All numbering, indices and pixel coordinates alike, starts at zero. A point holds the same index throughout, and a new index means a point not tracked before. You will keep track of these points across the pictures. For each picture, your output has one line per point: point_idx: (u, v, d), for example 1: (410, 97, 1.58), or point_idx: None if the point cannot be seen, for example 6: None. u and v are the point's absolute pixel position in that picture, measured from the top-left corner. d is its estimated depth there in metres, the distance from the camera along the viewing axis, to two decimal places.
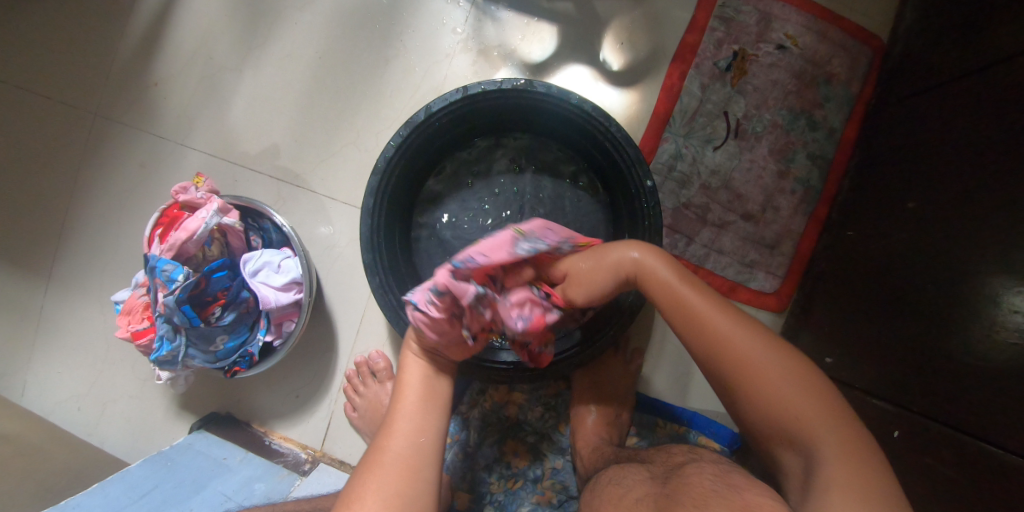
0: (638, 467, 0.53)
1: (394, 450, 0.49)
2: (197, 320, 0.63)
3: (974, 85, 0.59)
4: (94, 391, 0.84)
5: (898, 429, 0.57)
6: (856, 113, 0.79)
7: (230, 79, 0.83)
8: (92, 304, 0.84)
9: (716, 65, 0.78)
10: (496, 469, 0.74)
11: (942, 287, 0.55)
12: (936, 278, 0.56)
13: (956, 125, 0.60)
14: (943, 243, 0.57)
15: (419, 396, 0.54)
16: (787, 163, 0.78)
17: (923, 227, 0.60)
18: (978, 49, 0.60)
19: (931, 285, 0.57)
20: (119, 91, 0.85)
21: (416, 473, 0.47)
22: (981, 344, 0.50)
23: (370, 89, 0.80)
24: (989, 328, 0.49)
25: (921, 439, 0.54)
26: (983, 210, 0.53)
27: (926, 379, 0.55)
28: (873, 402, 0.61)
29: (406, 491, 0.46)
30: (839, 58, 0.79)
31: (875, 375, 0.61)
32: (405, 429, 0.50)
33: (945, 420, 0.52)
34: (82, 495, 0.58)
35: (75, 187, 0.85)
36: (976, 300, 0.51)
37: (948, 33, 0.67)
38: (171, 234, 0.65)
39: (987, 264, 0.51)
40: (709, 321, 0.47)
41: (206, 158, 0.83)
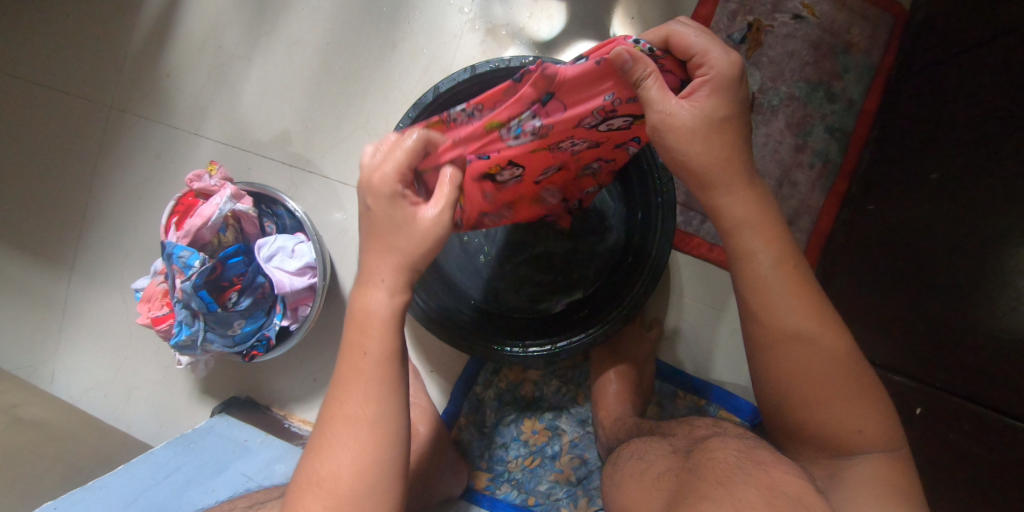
0: (660, 440, 0.52)
1: (354, 417, 0.41)
2: (214, 305, 0.64)
3: (1000, 49, 0.57)
4: (119, 377, 0.86)
5: (921, 406, 0.56)
6: (876, 84, 0.77)
7: (239, 67, 0.83)
8: (114, 293, 0.86)
9: (729, 37, 0.76)
10: (513, 448, 0.76)
11: (968, 260, 0.53)
12: (962, 249, 0.54)
13: (981, 91, 0.58)
14: (969, 214, 0.55)
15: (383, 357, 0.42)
16: (804, 137, 0.76)
17: (944, 198, 0.59)
18: (1002, 10, 0.58)
19: (956, 257, 0.55)
20: (131, 82, 0.86)
21: (387, 436, 0.41)
22: (1008, 317, 0.48)
23: (378, 72, 0.80)
24: (1016, 300, 0.47)
25: (944, 413, 0.53)
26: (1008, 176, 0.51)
27: (950, 355, 0.53)
28: (896, 379, 0.60)
29: (377, 457, 0.40)
30: (858, 26, 0.77)
31: (898, 351, 0.60)
32: (360, 396, 0.41)
33: (967, 395, 0.51)
34: (109, 475, 0.60)
35: (94, 179, 0.86)
36: (996, 271, 0.50)
37: None
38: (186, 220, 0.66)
39: (1014, 234, 0.49)
40: (761, 263, 0.44)
41: (220, 147, 0.83)
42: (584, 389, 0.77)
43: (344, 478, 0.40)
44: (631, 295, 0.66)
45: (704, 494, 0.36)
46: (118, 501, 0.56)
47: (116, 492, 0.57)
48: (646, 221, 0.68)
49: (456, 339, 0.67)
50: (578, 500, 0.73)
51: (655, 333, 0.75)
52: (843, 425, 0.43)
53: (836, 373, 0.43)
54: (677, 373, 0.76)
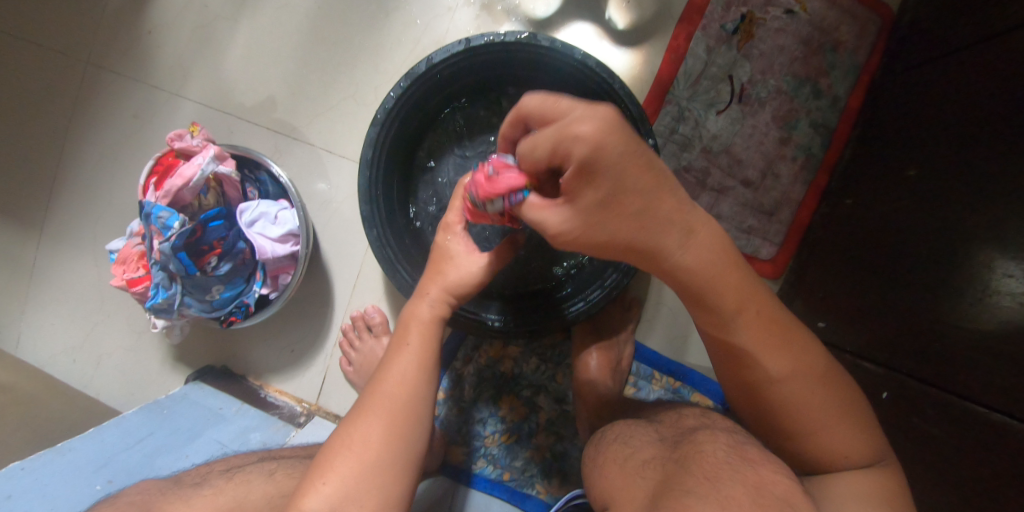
0: (647, 427, 0.53)
1: (394, 389, 0.47)
2: (193, 268, 0.63)
3: (981, 52, 0.58)
4: (89, 342, 0.84)
5: (887, 391, 0.59)
6: (861, 82, 0.79)
7: (225, 28, 0.81)
8: (85, 255, 0.84)
9: (722, 28, 0.77)
10: (490, 424, 0.76)
11: (941, 255, 0.56)
12: (937, 245, 0.56)
13: (963, 92, 0.59)
14: (941, 211, 0.57)
15: (406, 393, 0.47)
16: (789, 131, 0.78)
17: (921, 197, 0.61)
18: (988, 14, 0.59)
19: (931, 253, 0.57)
20: (110, 38, 0.82)
21: (414, 422, 0.47)
22: (974, 308, 0.50)
23: (370, 41, 0.78)
24: (984, 292, 0.49)
25: (911, 402, 0.55)
26: (984, 175, 0.53)
27: (917, 344, 0.56)
28: (863, 365, 0.63)
29: (402, 434, 0.46)
30: (847, 25, 0.78)
31: (870, 340, 0.62)
32: (407, 368, 0.49)
33: (936, 382, 0.53)
34: (78, 438, 0.59)
35: (68, 137, 0.83)
36: (966, 269, 0.52)
37: None
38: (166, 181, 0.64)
39: (984, 230, 0.51)
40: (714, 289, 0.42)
41: (202, 110, 0.81)
42: (562, 369, 0.78)
43: (373, 446, 0.44)
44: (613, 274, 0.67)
45: (689, 487, 0.37)
46: (87, 464, 0.55)
47: (85, 456, 0.56)
48: None
49: None
50: (553, 475, 0.75)
51: (636, 315, 0.76)
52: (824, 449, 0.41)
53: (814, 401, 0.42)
54: (655, 355, 0.78)
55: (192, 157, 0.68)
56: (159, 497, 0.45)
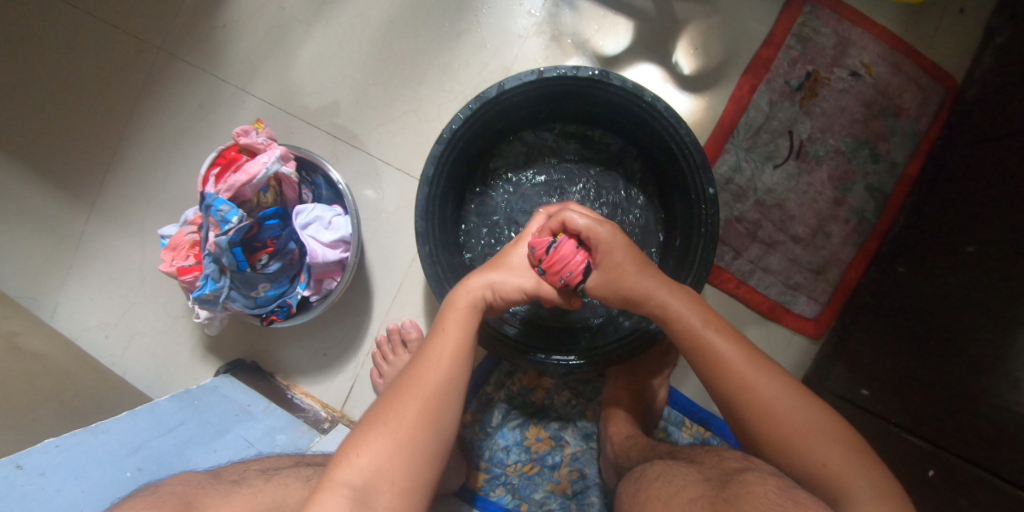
0: (686, 467, 0.51)
1: (428, 377, 0.49)
2: (244, 264, 0.64)
3: None
4: (124, 322, 0.84)
5: (934, 468, 0.57)
6: (920, 150, 0.78)
7: (298, 31, 0.83)
8: (132, 235, 0.85)
9: (787, 83, 0.77)
10: (514, 452, 0.75)
11: (997, 336, 0.55)
12: (993, 327, 0.56)
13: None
14: (997, 291, 0.57)
15: (441, 381, 0.49)
16: (844, 192, 0.78)
17: (978, 272, 0.60)
18: None
19: (985, 335, 0.56)
20: (186, 28, 0.85)
21: (446, 408, 0.48)
22: None
23: (438, 60, 0.80)
24: None
25: (956, 481, 0.54)
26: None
27: (968, 424, 0.55)
28: (907, 438, 0.61)
29: (435, 421, 0.47)
30: (911, 93, 0.78)
31: (913, 413, 0.61)
32: (443, 359, 0.50)
33: (989, 468, 0.51)
34: (112, 420, 0.59)
35: (132, 118, 0.85)
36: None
37: None
38: (229, 175, 0.65)
39: None
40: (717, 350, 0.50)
41: (266, 107, 0.82)
42: (593, 406, 0.77)
43: (408, 426, 0.45)
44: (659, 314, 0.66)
45: None
46: (121, 448, 0.55)
47: (119, 439, 0.56)
48: (684, 248, 0.68)
49: None
50: None
51: (673, 359, 0.75)
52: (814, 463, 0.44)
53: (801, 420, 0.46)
54: (687, 401, 0.77)
55: (256, 153, 0.69)
56: (198, 491, 0.44)
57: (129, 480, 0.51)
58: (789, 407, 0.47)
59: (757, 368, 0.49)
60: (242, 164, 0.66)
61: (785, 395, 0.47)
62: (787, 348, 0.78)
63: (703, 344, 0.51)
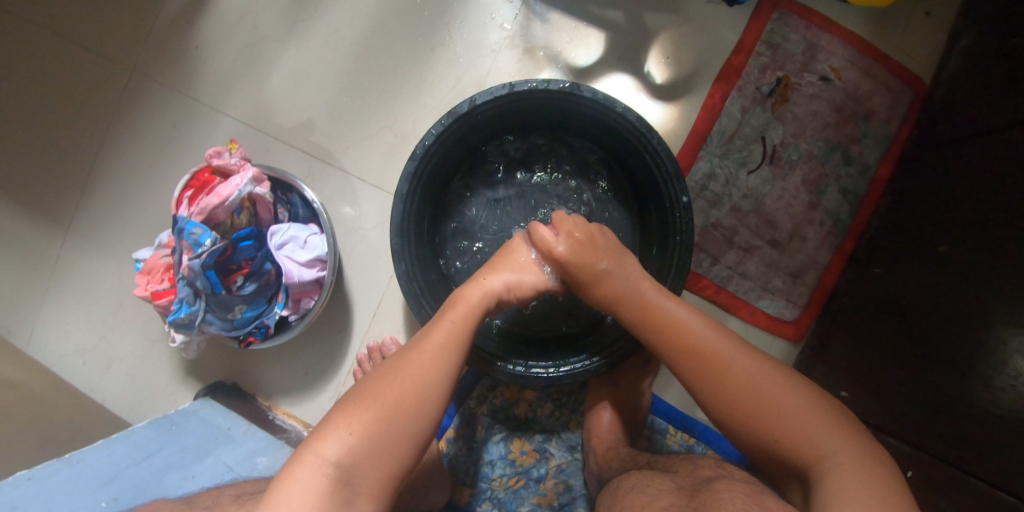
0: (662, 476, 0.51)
1: (427, 365, 0.48)
2: (219, 287, 0.64)
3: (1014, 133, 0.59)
4: (102, 346, 0.83)
5: (913, 469, 0.58)
6: (892, 152, 0.79)
7: (272, 49, 0.83)
8: (108, 258, 0.84)
9: (758, 89, 0.78)
10: (499, 466, 0.75)
11: (969, 336, 0.56)
12: (965, 328, 0.56)
13: (1008, 169, 0.58)
14: (966, 290, 0.58)
15: (438, 370, 0.48)
16: (818, 195, 0.79)
17: (950, 273, 0.61)
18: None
19: (957, 335, 0.57)
20: (159, 49, 0.84)
21: (438, 396, 0.47)
22: (1006, 394, 0.50)
23: (412, 75, 0.80)
24: (1016, 378, 0.50)
25: (939, 482, 0.55)
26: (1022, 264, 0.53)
27: (948, 426, 0.55)
28: (890, 441, 0.61)
29: (427, 407, 0.46)
30: (881, 96, 0.79)
31: (895, 416, 0.61)
32: (444, 348, 0.49)
33: (973, 470, 0.52)
34: (85, 451, 0.57)
35: (106, 140, 0.84)
36: (1001, 358, 0.51)
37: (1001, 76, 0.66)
38: (202, 198, 0.65)
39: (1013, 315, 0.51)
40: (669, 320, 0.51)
41: (241, 126, 0.82)
42: (576, 416, 0.77)
43: (400, 409, 0.44)
44: None
45: None
46: (95, 477, 0.53)
47: (94, 468, 0.54)
48: (661, 257, 0.69)
49: None
50: None
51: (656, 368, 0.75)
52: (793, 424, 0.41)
53: (778, 387, 0.44)
54: (671, 409, 0.77)
55: (229, 175, 0.68)
56: None
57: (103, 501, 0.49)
58: (743, 367, 0.46)
59: (709, 329, 0.49)
60: (215, 186, 0.66)
61: (741, 355, 0.46)
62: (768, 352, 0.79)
63: (658, 317, 0.52)
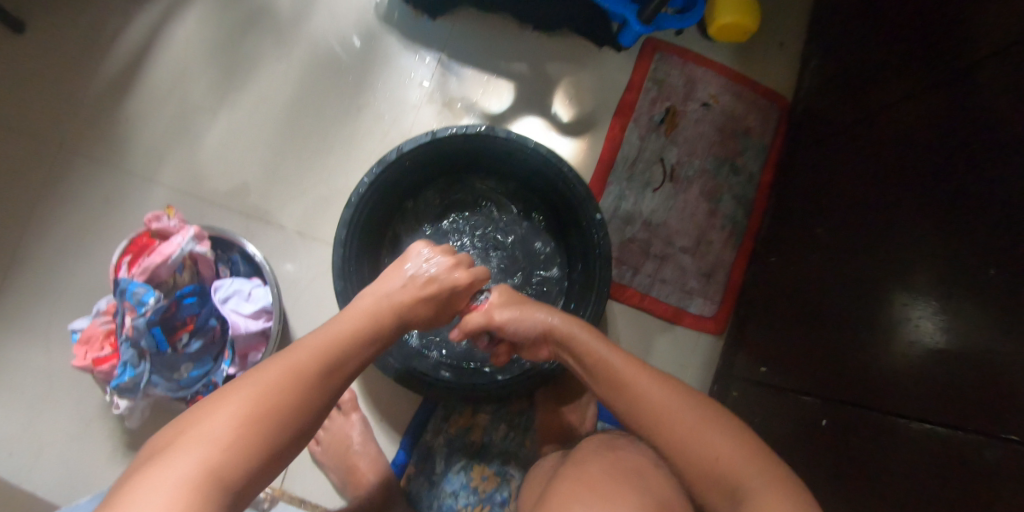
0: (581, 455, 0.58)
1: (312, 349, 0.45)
2: (164, 345, 0.66)
3: (862, 132, 0.71)
4: (30, 434, 0.79)
5: (829, 419, 0.62)
6: (771, 161, 0.92)
7: (204, 120, 0.87)
8: (37, 340, 0.81)
9: (651, 119, 0.90)
10: (462, 496, 0.74)
11: (868, 296, 0.61)
12: (862, 290, 0.62)
13: (877, 149, 0.66)
14: (861, 255, 0.64)
15: (328, 352, 0.46)
16: (715, 203, 0.90)
17: (839, 248, 0.69)
18: (867, 102, 0.72)
19: (859, 298, 0.62)
20: (85, 129, 0.86)
21: (326, 383, 0.44)
22: (902, 344, 0.54)
23: (341, 133, 0.86)
24: (908, 328, 0.54)
25: (854, 429, 0.58)
26: (903, 224, 0.58)
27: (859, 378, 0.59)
28: (805, 400, 0.67)
29: (311, 391, 0.42)
30: (753, 115, 0.93)
31: (811, 379, 0.67)
32: (338, 338, 0.48)
33: (877, 409, 0.56)
34: None
35: (29, 222, 0.84)
36: (896, 313, 0.56)
37: (844, 89, 0.80)
38: (144, 259, 0.67)
39: (897, 272, 0.57)
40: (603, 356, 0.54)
41: (175, 195, 0.85)
42: (529, 435, 0.79)
43: (275, 384, 0.40)
44: None
45: None
46: None
47: None
48: (585, 272, 0.76)
49: (390, 367, 0.71)
50: None
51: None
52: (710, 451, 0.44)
53: (699, 415, 0.46)
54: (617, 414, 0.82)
55: (168, 236, 0.70)
56: None
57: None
58: (667, 400, 0.48)
59: (637, 367, 0.52)
60: (157, 247, 0.68)
61: (670, 391, 0.49)
62: (695, 348, 0.87)
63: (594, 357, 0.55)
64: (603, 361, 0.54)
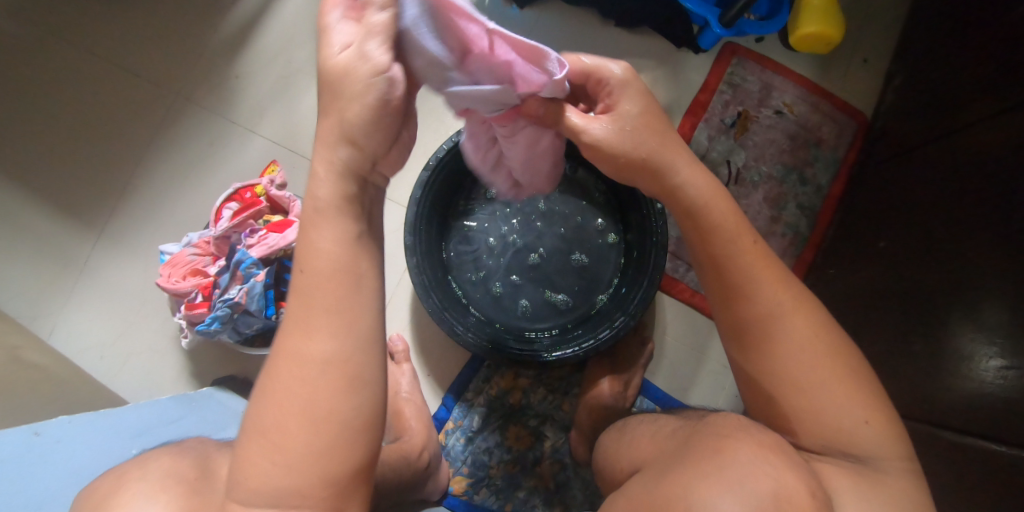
0: (660, 417, 0.55)
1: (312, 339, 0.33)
2: (270, 310, 0.71)
3: (945, 145, 0.69)
4: (119, 341, 0.87)
5: None
6: (842, 175, 0.90)
7: (303, 82, 0.94)
8: (137, 258, 0.90)
9: (722, 121, 0.91)
10: (496, 453, 0.82)
11: (921, 322, 0.62)
12: (912, 322, 0.63)
13: (924, 190, 0.69)
14: (902, 281, 0.67)
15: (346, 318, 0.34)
16: (779, 211, 0.89)
17: (882, 269, 0.72)
18: (954, 120, 0.70)
19: (908, 329, 0.64)
20: (201, 78, 0.95)
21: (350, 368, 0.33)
22: (960, 379, 0.55)
23: (425, 105, 0.92)
24: (972, 363, 0.53)
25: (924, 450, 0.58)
26: (956, 253, 0.60)
27: (913, 406, 0.61)
28: None
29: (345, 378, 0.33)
30: (828, 127, 0.92)
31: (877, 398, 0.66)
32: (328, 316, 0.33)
33: (942, 424, 0.57)
34: (116, 411, 0.61)
35: (145, 152, 0.93)
36: (962, 346, 0.55)
37: (927, 107, 0.78)
38: (267, 234, 0.70)
39: (950, 301, 0.58)
40: (765, 304, 0.45)
41: (271, 145, 0.92)
42: (569, 399, 0.85)
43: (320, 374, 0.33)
44: (629, 306, 0.75)
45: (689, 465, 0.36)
46: (124, 433, 0.56)
47: (121, 425, 0.58)
48: (639, 258, 0.79)
49: (444, 323, 0.74)
50: (554, 504, 0.81)
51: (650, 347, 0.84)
52: (841, 427, 0.41)
53: (819, 360, 0.43)
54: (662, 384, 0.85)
55: (276, 203, 0.77)
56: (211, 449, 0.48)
57: (122, 452, 0.52)
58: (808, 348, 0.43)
59: (791, 323, 0.44)
60: (279, 224, 0.72)
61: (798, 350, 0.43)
62: None
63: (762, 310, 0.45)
64: (771, 321, 0.44)
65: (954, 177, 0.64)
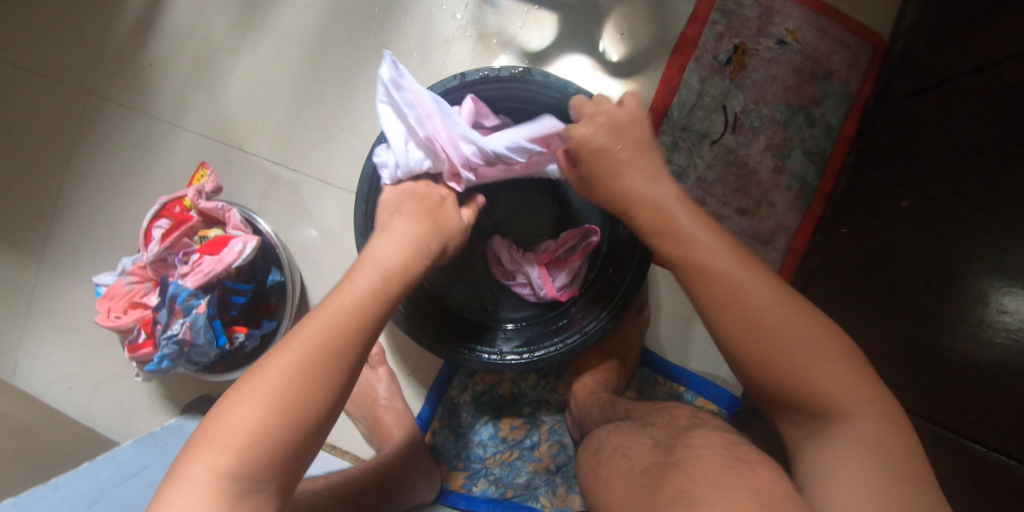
0: (644, 431, 0.46)
1: (314, 332, 0.40)
2: (222, 339, 0.64)
3: (981, 82, 0.57)
4: (85, 371, 0.82)
5: None
6: (854, 110, 0.79)
7: (226, 60, 0.81)
8: (85, 283, 0.83)
9: (715, 59, 0.78)
10: (491, 445, 0.78)
11: (937, 302, 0.55)
12: (928, 301, 0.56)
13: (953, 139, 0.58)
14: (921, 250, 0.59)
15: (340, 323, 0.41)
16: (782, 159, 0.79)
17: (898, 233, 0.63)
18: (991, 47, 0.57)
19: (923, 308, 0.56)
20: (112, 69, 0.83)
21: (329, 371, 0.39)
22: (979, 375, 0.49)
23: (368, 73, 0.80)
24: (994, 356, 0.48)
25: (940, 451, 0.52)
26: (988, 223, 0.51)
27: (926, 395, 0.55)
28: None
29: (322, 378, 0.38)
30: (840, 54, 0.78)
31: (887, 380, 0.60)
32: (332, 317, 0.41)
33: (957, 429, 0.51)
34: (72, 473, 0.57)
35: (71, 162, 0.83)
36: (983, 336, 0.49)
37: (957, 25, 0.64)
38: (201, 260, 0.62)
39: (975, 282, 0.51)
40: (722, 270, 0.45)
41: (202, 140, 0.82)
42: (562, 381, 0.81)
43: (303, 362, 0.38)
44: (616, 295, 0.67)
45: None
46: (81, 499, 0.53)
47: (80, 490, 0.55)
48: (627, 234, 0.70)
49: (408, 327, 0.66)
50: (557, 487, 0.75)
51: (647, 314, 0.77)
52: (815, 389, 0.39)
53: (805, 330, 0.41)
54: (659, 360, 0.79)
55: (209, 215, 0.68)
56: None
57: None
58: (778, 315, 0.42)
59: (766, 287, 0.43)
60: (214, 245, 0.64)
61: (797, 312, 0.42)
62: None
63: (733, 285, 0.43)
64: (740, 290, 0.43)
65: (990, 125, 0.54)
